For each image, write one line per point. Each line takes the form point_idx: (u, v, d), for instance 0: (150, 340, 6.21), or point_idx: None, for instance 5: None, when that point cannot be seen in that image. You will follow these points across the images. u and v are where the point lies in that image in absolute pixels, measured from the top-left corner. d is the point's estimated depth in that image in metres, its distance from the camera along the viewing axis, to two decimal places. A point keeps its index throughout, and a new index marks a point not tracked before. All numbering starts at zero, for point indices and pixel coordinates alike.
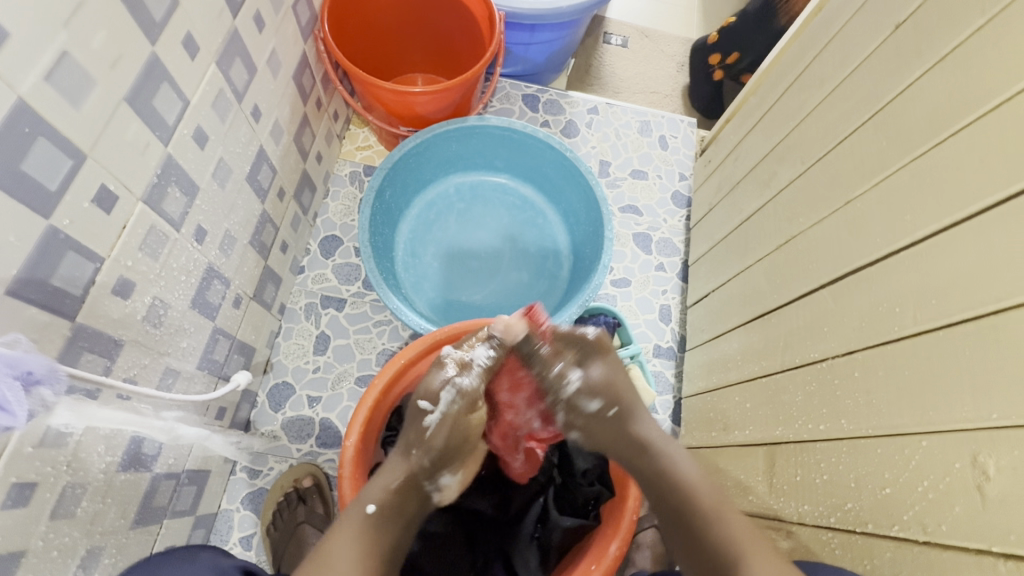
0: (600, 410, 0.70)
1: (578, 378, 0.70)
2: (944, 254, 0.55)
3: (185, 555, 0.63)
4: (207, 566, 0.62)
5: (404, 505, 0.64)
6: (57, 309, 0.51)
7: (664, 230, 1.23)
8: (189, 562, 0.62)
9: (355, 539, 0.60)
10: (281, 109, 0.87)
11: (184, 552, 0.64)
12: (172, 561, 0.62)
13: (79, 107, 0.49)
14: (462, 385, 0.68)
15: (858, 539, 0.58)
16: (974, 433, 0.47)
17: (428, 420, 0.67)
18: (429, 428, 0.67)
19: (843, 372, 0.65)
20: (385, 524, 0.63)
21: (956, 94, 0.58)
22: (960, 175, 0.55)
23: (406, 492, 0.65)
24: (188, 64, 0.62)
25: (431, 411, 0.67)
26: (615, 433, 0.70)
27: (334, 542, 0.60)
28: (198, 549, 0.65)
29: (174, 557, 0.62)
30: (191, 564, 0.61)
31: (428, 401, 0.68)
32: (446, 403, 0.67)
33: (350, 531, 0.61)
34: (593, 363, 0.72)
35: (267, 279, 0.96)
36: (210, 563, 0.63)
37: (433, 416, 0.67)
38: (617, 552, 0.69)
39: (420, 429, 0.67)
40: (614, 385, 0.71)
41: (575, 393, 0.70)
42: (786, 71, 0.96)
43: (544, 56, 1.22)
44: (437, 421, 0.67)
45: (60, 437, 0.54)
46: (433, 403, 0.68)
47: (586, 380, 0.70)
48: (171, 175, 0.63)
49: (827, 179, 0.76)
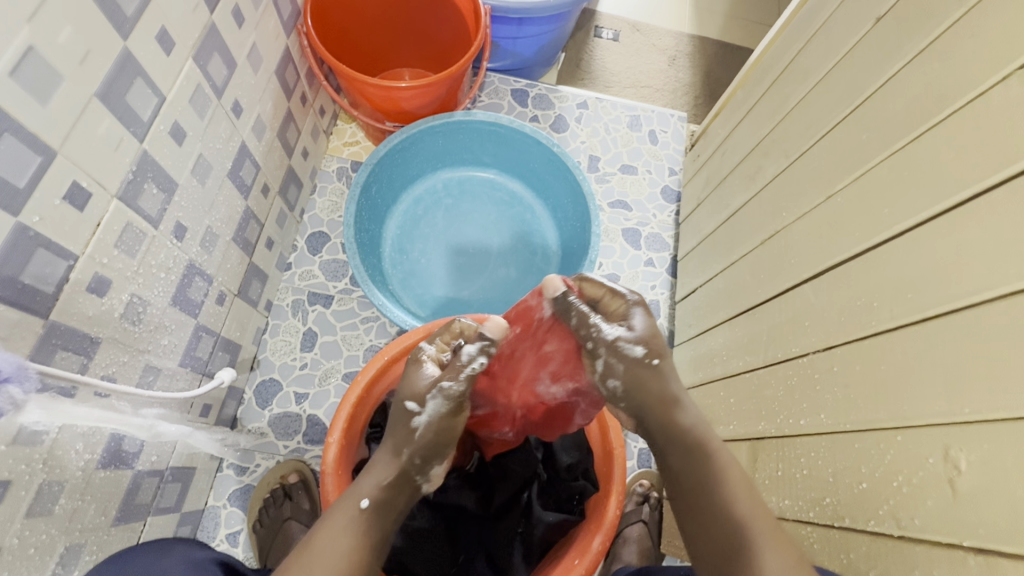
0: (641, 360, 0.58)
1: (616, 330, 0.60)
2: (921, 248, 0.55)
3: (159, 547, 0.64)
4: (182, 560, 0.62)
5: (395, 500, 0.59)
6: (28, 307, 0.51)
7: (654, 226, 1.22)
8: (162, 555, 0.62)
9: (343, 535, 0.55)
10: (264, 104, 0.86)
11: (157, 545, 0.65)
12: (146, 554, 0.62)
13: (46, 103, 0.49)
14: (444, 388, 0.61)
15: (837, 533, 0.58)
16: (947, 428, 0.47)
17: (416, 421, 0.61)
18: (416, 430, 0.61)
19: (823, 366, 0.65)
20: (378, 518, 0.57)
21: (935, 87, 0.57)
22: (937, 168, 0.55)
23: (395, 486, 0.59)
24: (163, 59, 0.61)
25: (418, 411, 0.61)
26: (658, 397, 0.58)
27: (321, 533, 0.55)
28: (171, 542, 0.65)
29: (148, 550, 0.63)
30: (163, 559, 0.61)
31: (413, 401, 0.62)
32: (434, 406, 0.61)
33: (338, 524, 0.56)
34: (639, 316, 0.61)
35: (253, 275, 0.95)
36: (182, 557, 0.63)
37: (420, 416, 0.61)
38: (600, 547, 0.69)
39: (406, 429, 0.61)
40: (659, 336, 0.59)
41: (612, 350, 0.59)
42: (772, 65, 0.96)
43: (532, 50, 1.21)
44: (426, 422, 0.61)
45: (33, 436, 0.54)
46: (421, 405, 0.61)
47: (632, 328, 0.60)
48: (147, 171, 0.63)
49: (811, 173, 0.76)
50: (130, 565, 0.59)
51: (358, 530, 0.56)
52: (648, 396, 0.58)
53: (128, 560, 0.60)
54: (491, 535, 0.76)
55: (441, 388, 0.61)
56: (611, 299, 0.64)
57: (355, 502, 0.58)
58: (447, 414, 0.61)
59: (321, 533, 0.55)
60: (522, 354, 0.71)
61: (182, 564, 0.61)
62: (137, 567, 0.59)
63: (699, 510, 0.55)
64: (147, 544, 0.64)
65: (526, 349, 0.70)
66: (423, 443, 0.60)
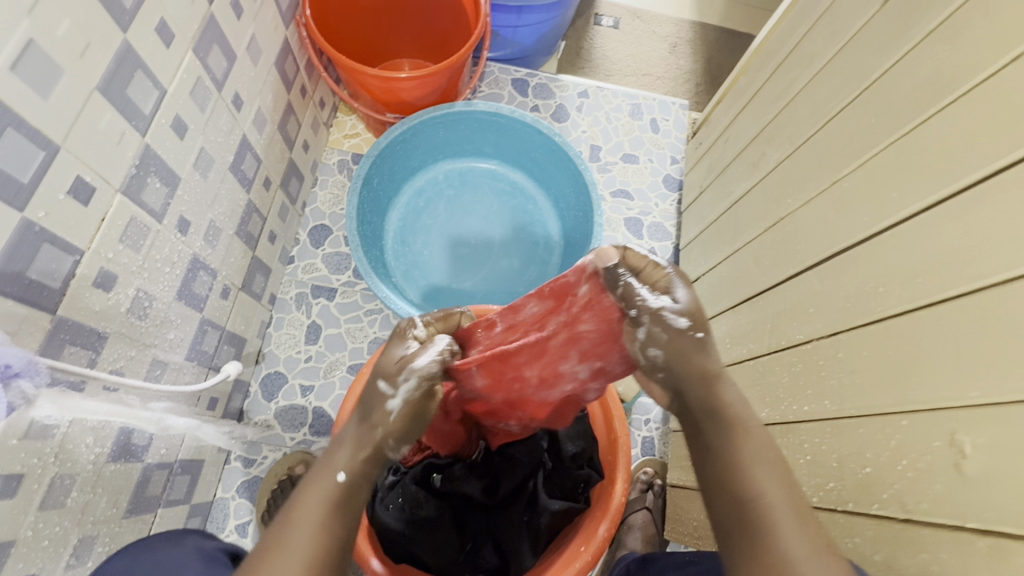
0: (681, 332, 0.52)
1: (661, 300, 0.53)
2: (926, 234, 0.55)
3: (170, 538, 0.64)
4: (194, 549, 0.63)
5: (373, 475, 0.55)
6: (36, 302, 0.51)
7: (656, 215, 1.22)
8: (175, 545, 0.63)
9: (321, 505, 0.50)
10: (264, 96, 0.86)
11: (172, 535, 0.65)
12: (159, 543, 0.62)
13: (48, 97, 0.49)
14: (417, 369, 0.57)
15: (841, 517, 0.59)
16: (952, 413, 0.47)
17: (390, 404, 0.56)
18: (391, 413, 0.56)
19: (827, 353, 0.65)
20: (357, 486, 0.53)
21: (942, 70, 0.57)
22: (942, 152, 0.54)
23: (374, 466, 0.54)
24: (163, 51, 0.61)
25: (391, 393, 0.56)
26: (698, 367, 0.53)
27: (297, 506, 0.50)
28: (182, 534, 0.65)
29: (162, 539, 0.63)
30: (176, 548, 0.62)
31: (387, 382, 0.57)
32: (411, 387, 0.56)
33: (313, 497, 0.51)
34: (680, 286, 0.55)
35: (256, 269, 0.95)
36: (195, 547, 0.63)
37: (394, 399, 0.56)
38: (605, 534, 0.70)
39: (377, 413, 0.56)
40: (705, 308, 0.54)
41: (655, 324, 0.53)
42: (776, 50, 0.95)
43: (533, 39, 1.20)
44: (402, 405, 0.56)
45: (44, 430, 0.54)
46: (393, 386, 0.56)
47: (677, 295, 0.54)
48: (150, 165, 0.62)
49: (816, 160, 0.76)
50: (142, 554, 0.60)
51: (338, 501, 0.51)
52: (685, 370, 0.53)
53: (143, 549, 0.61)
54: (498, 523, 0.78)
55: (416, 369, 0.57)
56: (652, 269, 0.56)
57: (330, 476, 0.53)
58: (421, 397, 0.57)
59: (297, 507, 0.50)
60: (555, 328, 0.64)
61: (194, 554, 0.62)
62: (151, 557, 0.60)
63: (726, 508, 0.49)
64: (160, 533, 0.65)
65: (559, 323, 0.63)
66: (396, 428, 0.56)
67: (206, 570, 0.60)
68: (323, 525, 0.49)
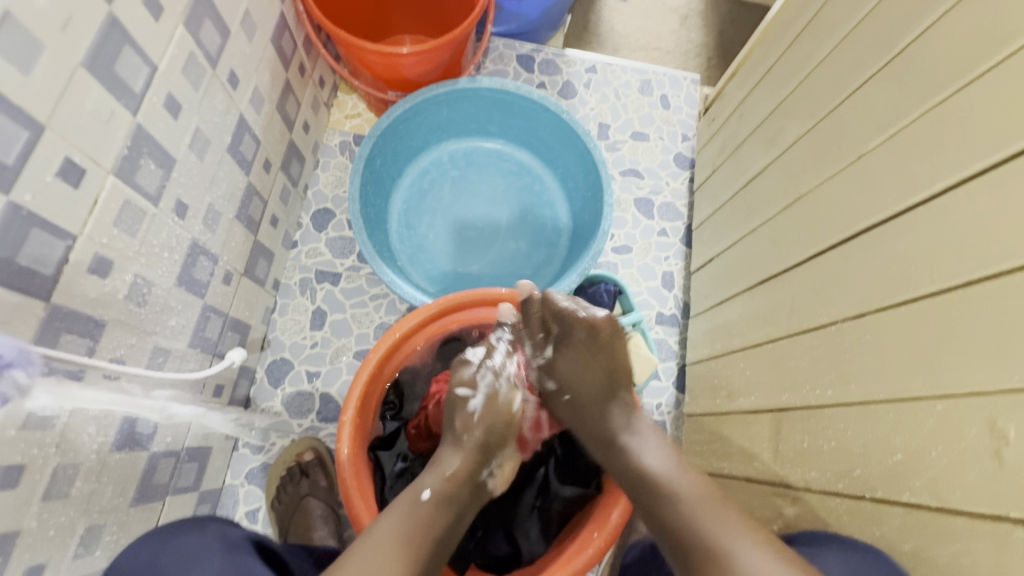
0: (584, 343, 0.73)
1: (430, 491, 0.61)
2: (961, 209, 0.51)
3: (194, 524, 0.63)
4: (216, 536, 0.61)
5: (457, 493, 0.62)
6: (27, 290, 0.50)
7: (666, 194, 1.18)
8: (198, 532, 0.61)
9: (400, 522, 0.57)
10: (261, 75, 0.82)
11: (195, 522, 0.64)
12: (182, 529, 0.61)
13: (29, 74, 0.46)
14: (493, 367, 0.72)
15: (865, 505, 0.57)
16: (993, 397, 0.45)
17: (472, 404, 0.69)
18: (473, 412, 0.68)
19: (852, 335, 0.62)
20: (434, 511, 0.59)
21: (979, 32, 0.53)
22: (979, 121, 0.51)
23: (462, 480, 0.64)
24: (151, 26, 0.58)
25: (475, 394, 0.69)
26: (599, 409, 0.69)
27: (379, 522, 0.57)
28: (207, 520, 0.64)
29: (186, 525, 0.62)
30: (199, 534, 0.60)
31: (465, 388, 0.70)
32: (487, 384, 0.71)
33: (396, 516, 0.57)
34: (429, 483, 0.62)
35: (258, 254, 0.93)
36: (218, 534, 0.61)
37: (475, 400, 0.69)
38: (619, 520, 0.68)
39: (464, 416, 0.68)
40: (451, 497, 0.61)
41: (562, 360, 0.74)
42: (795, 17, 0.90)
43: (538, 12, 1.15)
44: (482, 404, 0.69)
45: (43, 421, 0.53)
46: (472, 388, 0.70)
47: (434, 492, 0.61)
48: (143, 146, 0.60)
49: (838, 133, 0.72)
50: (165, 541, 0.59)
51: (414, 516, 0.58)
52: (594, 368, 0.72)
53: (167, 535, 0.60)
54: (508, 508, 0.78)
55: (491, 367, 0.72)
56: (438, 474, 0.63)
57: (416, 494, 0.61)
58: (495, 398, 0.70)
59: (379, 525, 0.57)
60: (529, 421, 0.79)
61: (218, 540, 0.60)
62: (175, 543, 0.59)
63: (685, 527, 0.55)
64: (185, 519, 0.64)
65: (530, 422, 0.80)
66: (481, 428, 0.67)
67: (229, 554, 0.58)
68: (402, 537, 0.55)
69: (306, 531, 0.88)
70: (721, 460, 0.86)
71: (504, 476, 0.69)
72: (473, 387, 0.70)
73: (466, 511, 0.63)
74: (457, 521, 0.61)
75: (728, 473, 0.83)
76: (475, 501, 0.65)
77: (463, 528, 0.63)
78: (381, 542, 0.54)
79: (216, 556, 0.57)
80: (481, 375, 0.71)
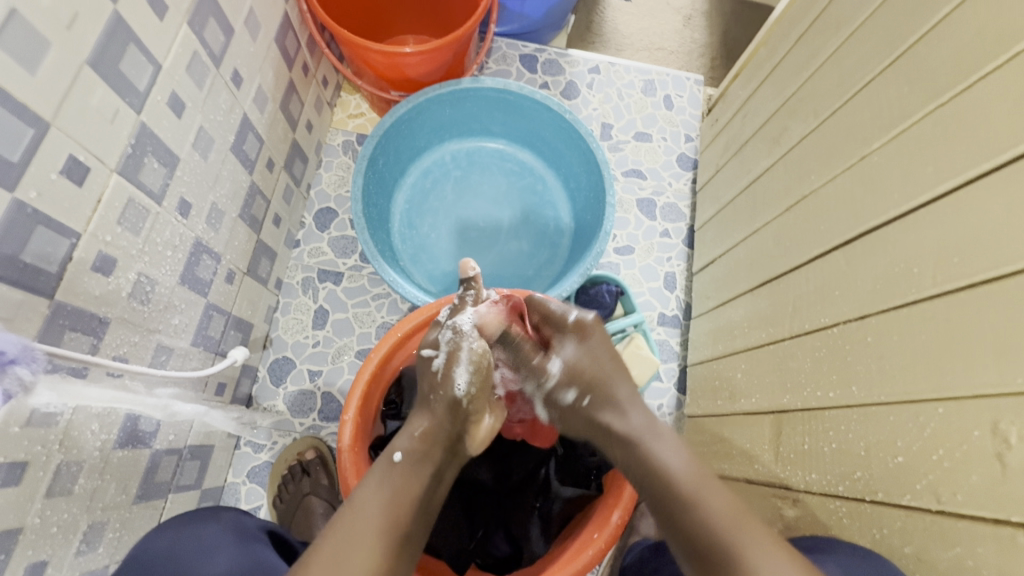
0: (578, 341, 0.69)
1: (401, 451, 0.60)
2: (966, 210, 0.51)
3: (207, 513, 0.63)
4: (230, 526, 0.62)
5: (430, 451, 0.61)
6: (31, 287, 0.50)
7: (669, 195, 1.18)
8: (213, 522, 0.62)
9: (381, 492, 0.56)
10: (265, 74, 0.83)
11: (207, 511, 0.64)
12: (196, 518, 0.62)
13: (35, 72, 0.47)
14: (456, 326, 0.69)
15: (867, 507, 0.56)
16: (997, 400, 0.44)
17: (435, 365, 0.67)
18: (438, 370, 0.66)
19: (854, 338, 0.62)
20: (411, 470, 0.58)
21: (984, 35, 0.52)
22: (983, 122, 0.51)
23: (432, 439, 0.61)
24: (156, 24, 0.58)
25: (436, 354, 0.68)
26: (592, 419, 0.65)
27: (359, 495, 0.56)
28: (219, 509, 0.65)
29: (200, 515, 0.63)
30: (216, 524, 0.61)
31: (431, 349, 0.69)
32: (448, 339, 0.68)
33: (373, 491, 0.56)
34: (404, 442, 0.61)
35: (261, 253, 0.93)
36: (232, 523, 0.63)
37: (437, 360, 0.67)
38: (619, 520, 0.69)
39: (431, 376, 0.67)
40: (428, 457, 0.60)
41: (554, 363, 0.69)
42: (799, 17, 0.89)
43: (542, 12, 1.14)
44: (444, 362, 0.67)
45: (46, 417, 0.53)
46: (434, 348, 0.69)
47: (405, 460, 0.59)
48: (147, 145, 0.60)
49: (841, 134, 0.72)
50: (182, 528, 0.60)
51: (393, 484, 0.57)
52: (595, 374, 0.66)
53: (185, 523, 0.61)
54: (509, 507, 0.78)
55: (451, 325, 0.69)
56: (401, 438, 0.62)
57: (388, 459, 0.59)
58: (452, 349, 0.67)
59: (359, 497, 0.56)
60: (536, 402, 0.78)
61: (234, 532, 0.61)
62: (192, 531, 0.59)
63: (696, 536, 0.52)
64: (196, 509, 0.64)
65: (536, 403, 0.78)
66: (446, 387, 0.65)
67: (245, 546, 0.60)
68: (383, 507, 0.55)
69: (308, 529, 0.89)
70: (722, 462, 0.86)
71: (480, 437, 0.65)
72: (436, 348, 0.69)
73: (444, 470, 0.61)
74: (437, 481, 0.60)
75: (729, 474, 0.83)
76: (450, 461, 0.62)
77: (443, 486, 0.62)
78: (361, 520, 0.53)
79: (236, 546, 0.58)
80: (441, 334, 0.69)
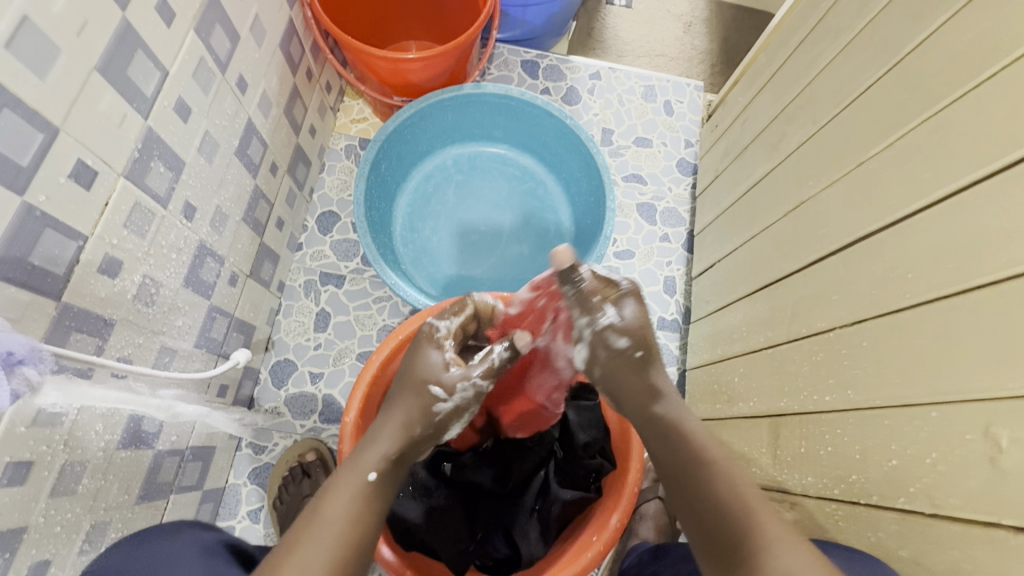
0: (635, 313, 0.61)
1: (375, 470, 0.55)
2: (959, 216, 0.52)
3: (167, 530, 0.62)
4: (191, 540, 0.61)
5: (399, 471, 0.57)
6: (39, 288, 0.51)
7: (669, 200, 1.19)
8: (172, 536, 0.61)
9: (350, 505, 0.52)
10: (270, 79, 0.84)
11: (167, 527, 0.64)
12: (154, 536, 0.61)
13: (46, 78, 0.48)
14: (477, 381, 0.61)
15: (863, 510, 0.57)
16: (990, 404, 0.45)
17: (438, 408, 0.59)
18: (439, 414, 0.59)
19: (851, 342, 0.62)
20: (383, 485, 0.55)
21: (979, 45, 0.53)
22: (975, 132, 0.52)
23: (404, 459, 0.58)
24: (164, 31, 0.59)
25: (443, 400, 0.59)
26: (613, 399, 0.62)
27: (328, 504, 0.52)
28: (180, 525, 0.64)
29: (159, 531, 0.62)
30: (175, 540, 0.60)
31: (438, 387, 0.59)
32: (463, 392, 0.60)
33: (342, 496, 0.53)
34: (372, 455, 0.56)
35: (264, 256, 0.94)
36: (192, 538, 0.62)
37: (444, 404, 0.59)
38: (617, 523, 0.69)
39: (419, 402, 0.59)
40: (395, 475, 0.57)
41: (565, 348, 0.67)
42: (798, 25, 0.90)
43: (544, 18, 1.16)
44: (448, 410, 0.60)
45: (51, 417, 0.54)
46: (444, 391, 0.60)
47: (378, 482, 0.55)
48: (153, 149, 0.61)
49: (839, 141, 0.73)
50: (140, 545, 0.59)
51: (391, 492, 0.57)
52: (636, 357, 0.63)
53: (142, 541, 0.60)
54: (508, 511, 0.78)
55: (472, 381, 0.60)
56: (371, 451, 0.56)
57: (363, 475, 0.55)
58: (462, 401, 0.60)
59: (327, 504, 0.52)
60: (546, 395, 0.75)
61: (195, 546, 0.60)
62: (151, 547, 0.58)
63: (704, 519, 0.52)
64: (159, 526, 0.64)
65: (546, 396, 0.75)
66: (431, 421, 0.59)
67: (207, 559, 0.59)
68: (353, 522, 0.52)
69: None
70: None
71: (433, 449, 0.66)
72: (449, 394, 0.59)
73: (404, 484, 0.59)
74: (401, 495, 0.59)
75: None
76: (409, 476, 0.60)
77: None
78: (336, 530, 0.50)
79: (196, 560, 0.58)
80: (461, 386, 0.60)
